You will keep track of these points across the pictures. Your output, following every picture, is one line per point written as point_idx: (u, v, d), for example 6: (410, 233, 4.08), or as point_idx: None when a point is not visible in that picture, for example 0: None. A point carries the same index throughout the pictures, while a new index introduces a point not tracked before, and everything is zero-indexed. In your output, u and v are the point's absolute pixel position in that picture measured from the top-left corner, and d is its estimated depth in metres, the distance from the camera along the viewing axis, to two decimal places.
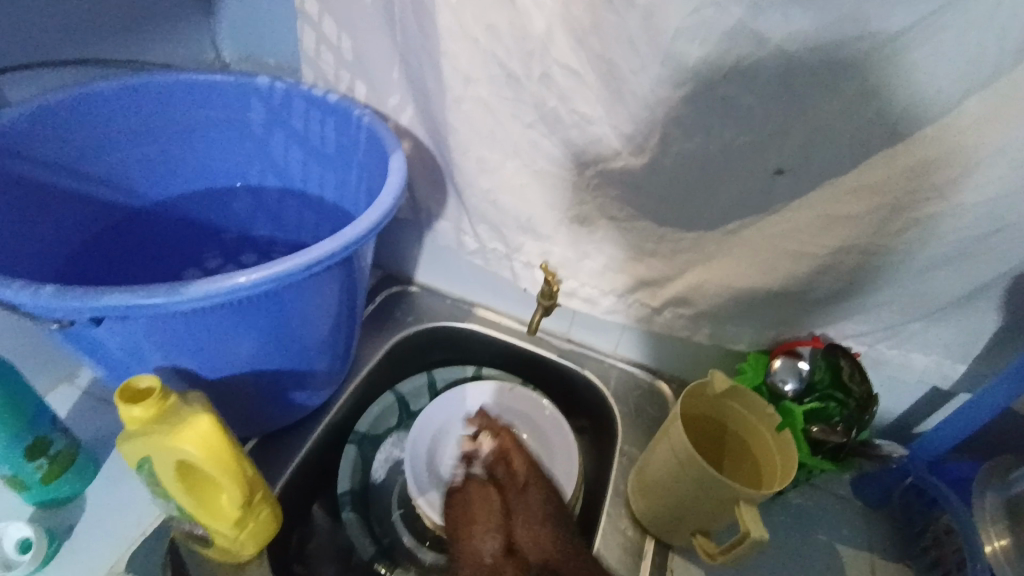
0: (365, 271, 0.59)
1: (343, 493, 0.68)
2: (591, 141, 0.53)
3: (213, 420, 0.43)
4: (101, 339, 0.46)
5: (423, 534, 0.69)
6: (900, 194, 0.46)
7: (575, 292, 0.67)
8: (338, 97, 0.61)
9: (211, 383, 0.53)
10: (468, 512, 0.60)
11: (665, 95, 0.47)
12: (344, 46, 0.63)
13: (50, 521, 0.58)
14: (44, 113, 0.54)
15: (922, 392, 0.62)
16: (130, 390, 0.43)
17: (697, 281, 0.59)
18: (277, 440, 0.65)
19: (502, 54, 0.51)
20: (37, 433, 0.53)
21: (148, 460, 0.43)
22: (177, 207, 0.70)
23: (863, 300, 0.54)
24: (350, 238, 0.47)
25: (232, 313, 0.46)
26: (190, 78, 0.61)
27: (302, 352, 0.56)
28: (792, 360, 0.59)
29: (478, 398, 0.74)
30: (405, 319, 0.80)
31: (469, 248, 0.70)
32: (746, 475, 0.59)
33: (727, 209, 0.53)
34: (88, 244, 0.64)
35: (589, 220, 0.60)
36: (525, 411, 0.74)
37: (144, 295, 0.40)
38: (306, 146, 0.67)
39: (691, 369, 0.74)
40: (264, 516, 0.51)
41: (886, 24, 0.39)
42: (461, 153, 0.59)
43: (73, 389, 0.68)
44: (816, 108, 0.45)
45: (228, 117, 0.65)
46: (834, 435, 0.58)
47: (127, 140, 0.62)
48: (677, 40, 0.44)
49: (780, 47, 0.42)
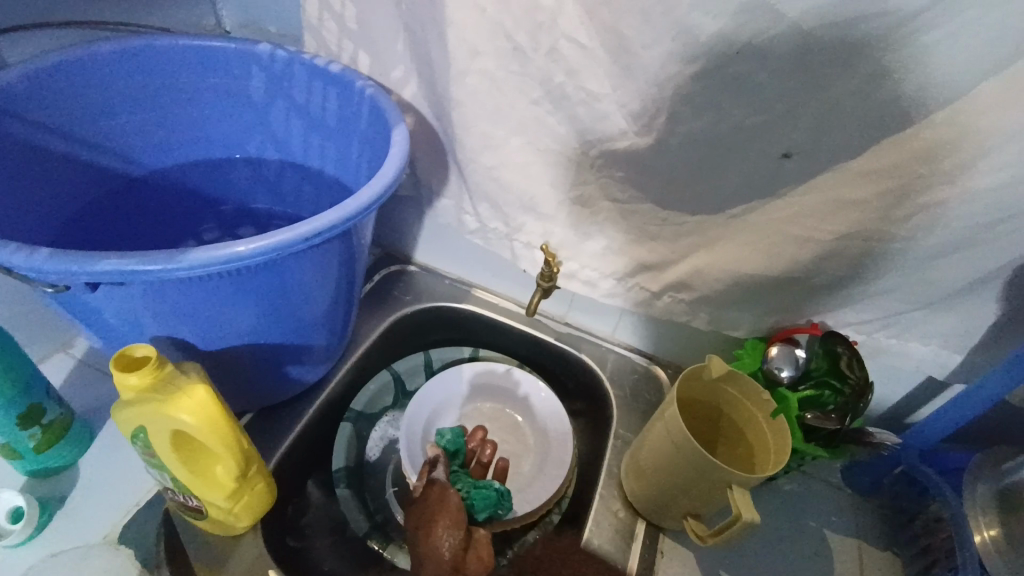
0: (365, 247, 0.58)
1: (338, 470, 0.69)
2: (598, 119, 0.52)
3: (209, 389, 0.42)
4: (97, 306, 0.45)
5: None
6: (908, 179, 0.45)
7: (575, 274, 0.66)
8: (341, 67, 0.60)
9: (208, 355, 0.52)
10: (430, 511, 0.58)
11: (675, 72, 0.46)
12: (347, 13, 0.61)
13: (43, 489, 0.58)
14: (41, 74, 0.53)
15: (917, 382, 0.63)
16: (125, 358, 0.42)
17: (698, 266, 0.59)
18: (273, 415, 0.65)
19: (510, 25, 0.50)
20: (31, 401, 0.52)
21: (144, 429, 0.43)
22: (174, 176, 0.68)
23: (864, 288, 0.54)
24: (352, 210, 0.46)
25: (231, 284, 0.46)
26: (189, 42, 0.59)
27: (300, 326, 0.55)
28: (789, 348, 0.59)
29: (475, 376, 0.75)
30: (403, 298, 0.79)
31: (470, 227, 0.69)
32: (740, 459, 0.59)
33: (732, 192, 0.53)
34: (82, 211, 0.63)
35: (593, 201, 0.59)
36: (521, 392, 0.74)
37: (143, 262, 0.39)
38: (306, 118, 0.66)
39: (688, 355, 0.74)
40: (259, 488, 0.51)
41: (904, 2, 0.38)
42: (465, 129, 0.58)
43: (67, 358, 0.67)
44: (829, 90, 0.44)
45: (228, 85, 0.63)
46: (828, 423, 0.58)
47: (124, 106, 0.61)
48: (691, 13, 0.43)
49: (795, 24, 0.41)
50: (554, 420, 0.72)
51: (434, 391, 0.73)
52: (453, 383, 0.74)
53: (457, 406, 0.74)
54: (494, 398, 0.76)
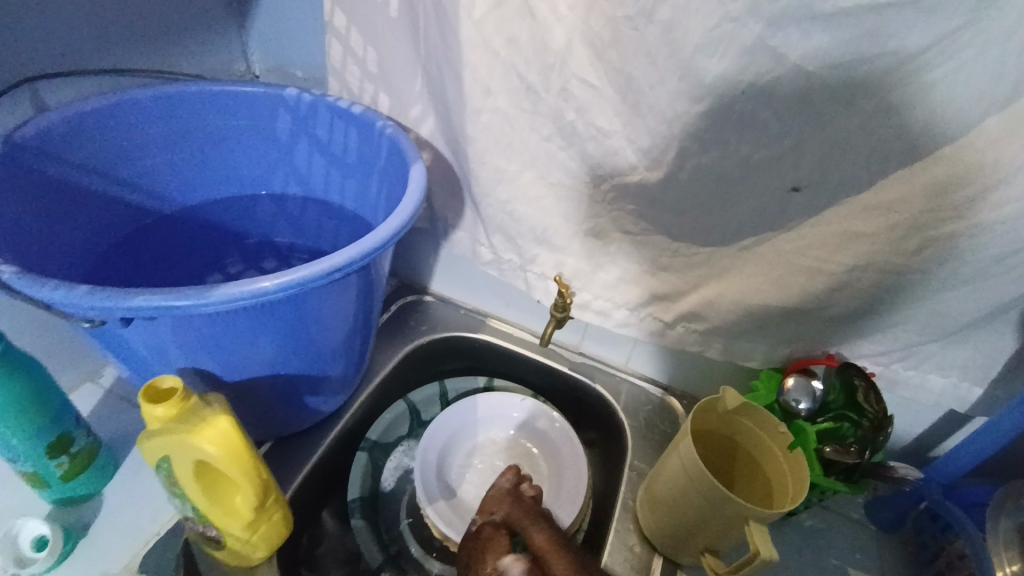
0: (382, 279, 0.60)
1: (353, 500, 0.69)
2: (608, 154, 0.54)
3: (231, 420, 0.44)
4: (128, 338, 0.47)
5: (429, 544, 0.68)
6: (918, 213, 0.46)
7: (588, 305, 0.67)
8: (362, 108, 0.63)
9: (230, 386, 0.54)
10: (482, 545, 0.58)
11: (682, 110, 0.48)
12: (368, 58, 0.64)
13: (68, 518, 0.59)
14: (80, 118, 0.56)
15: (938, 414, 0.61)
16: (153, 389, 0.44)
17: (711, 296, 0.59)
18: (291, 444, 0.66)
19: (523, 67, 0.52)
20: (61, 431, 0.54)
21: (168, 459, 0.44)
22: (202, 212, 0.72)
23: (879, 319, 0.54)
24: (372, 245, 0.48)
25: (254, 317, 0.47)
26: (220, 87, 0.63)
27: (319, 357, 0.56)
28: (806, 379, 0.59)
29: (489, 407, 0.75)
30: (419, 328, 0.81)
31: (484, 259, 0.71)
32: (758, 493, 0.58)
33: (743, 224, 0.54)
34: (115, 246, 0.66)
35: (605, 232, 0.61)
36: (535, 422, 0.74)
37: (172, 297, 0.41)
38: (328, 155, 0.68)
39: (703, 385, 0.74)
40: (276, 518, 0.51)
41: (905, 43, 0.40)
42: (480, 164, 0.60)
43: (95, 388, 0.70)
44: (835, 126, 0.45)
45: (255, 125, 0.67)
46: (847, 456, 0.57)
47: (158, 146, 0.64)
48: (697, 56, 0.44)
49: (799, 65, 0.43)
50: (568, 450, 0.72)
51: (449, 420, 0.73)
52: (467, 412, 0.74)
53: (471, 436, 0.74)
54: (509, 429, 0.75)
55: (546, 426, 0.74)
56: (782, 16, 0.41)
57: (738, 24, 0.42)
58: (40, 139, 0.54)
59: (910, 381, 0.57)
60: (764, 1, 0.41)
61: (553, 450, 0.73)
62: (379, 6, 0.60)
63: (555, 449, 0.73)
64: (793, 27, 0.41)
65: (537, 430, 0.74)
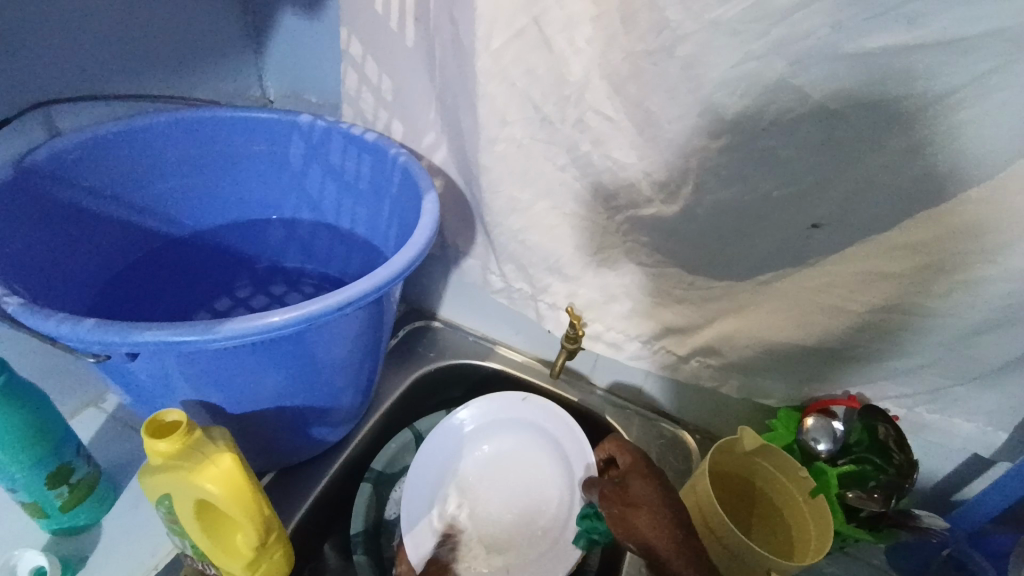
0: (393, 310, 0.59)
1: (355, 534, 0.65)
2: (624, 186, 0.53)
3: (235, 458, 0.42)
4: (134, 369, 0.47)
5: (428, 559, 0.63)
6: (946, 255, 0.44)
7: (600, 336, 0.66)
8: (376, 136, 0.63)
9: (235, 417, 0.53)
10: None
11: (702, 144, 0.47)
12: (384, 86, 0.65)
13: (65, 549, 0.58)
14: (93, 143, 0.57)
15: (965, 457, 0.59)
16: (155, 423, 0.43)
17: (727, 331, 0.58)
18: (294, 474, 0.64)
19: (538, 97, 0.52)
20: (62, 460, 0.53)
21: (169, 495, 0.43)
22: (212, 236, 0.71)
23: (904, 361, 0.52)
24: (384, 278, 0.48)
25: (262, 350, 0.47)
26: (235, 114, 0.63)
27: (326, 388, 0.55)
28: (826, 420, 0.58)
29: (488, 412, 0.69)
30: (427, 354, 0.79)
31: (495, 287, 0.70)
32: (776, 542, 0.57)
33: (761, 260, 0.52)
34: (126, 270, 0.65)
35: (618, 263, 0.60)
36: (540, 423, 0.69)
37: (181, 332, 0.40)
38: (341, 181, 0.68)
39: (718, 421, 0.72)
40: (278, 557, 0.49)
41: (933, 85, 0.39)
42: (493, 193, 0.59)
43: (99, 412, 0.69)
44: (859, 163, 0.44)
45: (268, 151, 0.67)
46: (871, 503, 0.55)
47: (171, 171, 0.64)
48: (717, 91, 0.44)
49: (823, 103, 0.42)
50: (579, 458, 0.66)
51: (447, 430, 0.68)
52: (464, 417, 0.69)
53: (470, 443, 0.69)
54: (512, 431, 0.70)
55: (553, 425, 0.68)
56: (807, 54, 0.40)
57: (762, 61, 0.42)
58: (52, 165, 0.54)
59: (938, 425, 0.55)
60: (789, 39, 0.40)
61: (562, 452, 0.67)
62: (396, 35, 0.61)
63: (562, 453, 0.67)
64: (816, 66, 0.41)
65: (545, 430, 0.69)
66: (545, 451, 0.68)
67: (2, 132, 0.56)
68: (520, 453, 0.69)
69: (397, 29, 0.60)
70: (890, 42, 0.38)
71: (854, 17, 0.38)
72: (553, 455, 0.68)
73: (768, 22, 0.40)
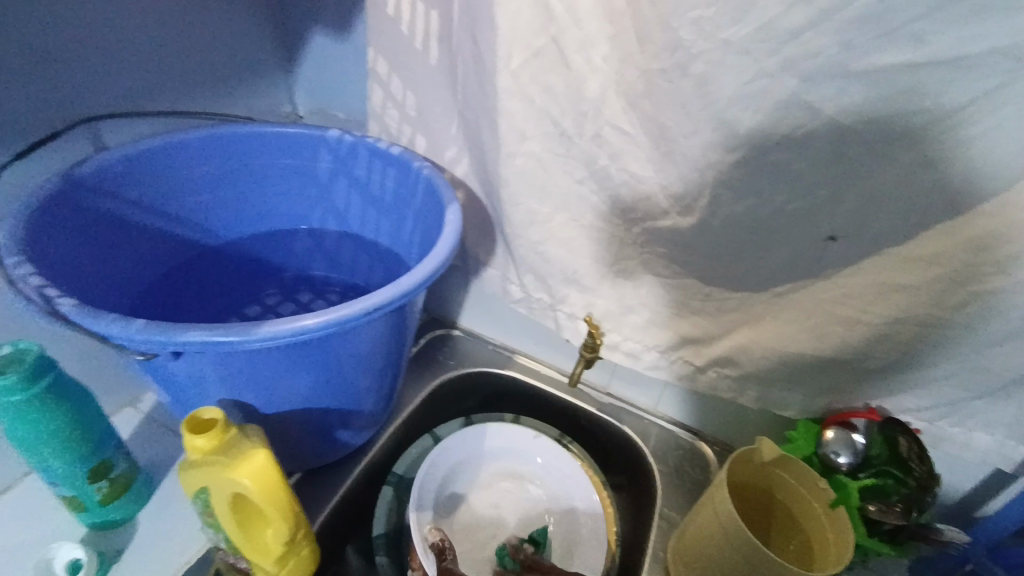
0: (416, 318, 0.61)
1: (377, 536, 0.66)
2: (640, 199, 0.55)
3: (269, 455, 0.45)
4: (174, 370, 0.49)
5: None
6: (961, 266, 0.45)
7: (616, 346, 0.67)
8: (401, 150, 0.65)
9: (266, 418, 0.55)
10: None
11: (716, 158, 0.48)
12: (409, 103, 0.67)
13: (101, 543, 0.61)
14: (140, 158, 0.60)
15: (987, 472, 0.58)
16: (195, 420, 0.45)
17: (743, 342, 0.58)
18: (319, 476, 0.67)
19: (557, 113, 0.54)
20: (102, 456, 0.56)
21: (206, 489, 0.46)
22: (244, 246, 0.74)
23: (921, 372, 0.52)
24: (408, 286, 0.50)
25: (293, 353, 0.49)
26: (269, 130, 0.66)
27: (351, 391, 0.57)
28: (846, 432, 0.58)
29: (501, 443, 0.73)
30: (447, 363, 0.81)
31: (514, 296, 0.72)
32: (796, 553, 0.57)
33: (777, 272, 0.53)
34: (165, 278, 0.69)
35: (634, 274, 0.61)
36: (547, 462, 0.72)
37: (221, 334, 0.43)
38: (367, 194, 0.71)
39: (736, 433, 0.72)
40: (304, 553, 0.52)
41: (943, 100, 0.40)
42: (513, 206, 0.61)
43: (135, 413, 0.73)
44: (871, 176, 0.45)
45: (299, 165, 0.70)
46: (893, 516, 0.55)
47: (209, 184, 0.68)
48: (731, 107, 0.45)
49: (834, 118, 0.43)
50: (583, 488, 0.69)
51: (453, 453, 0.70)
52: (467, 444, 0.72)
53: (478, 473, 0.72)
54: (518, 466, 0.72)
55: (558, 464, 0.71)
56: (817, 71, 0.42)
57: (773, 78, 0.43)
58: (101, 177, 0.58)
59: (958, 438, 0.55)
60: (800, 57, 0.42)
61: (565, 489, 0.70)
62: (421, 55, 0.64)
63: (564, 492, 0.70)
64: (827, 82, 0.42)
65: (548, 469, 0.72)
66: (545, 482, 0.71)
67: (56, 147, 0.60)
68: (520, 482, 0.72)
69: (422, 49, 0.63)
70: (898, 59, 0.40)
71: (863, 36, 0.40)
72: (551, 490, 0.71)
73: (779, 41, 0.42)
